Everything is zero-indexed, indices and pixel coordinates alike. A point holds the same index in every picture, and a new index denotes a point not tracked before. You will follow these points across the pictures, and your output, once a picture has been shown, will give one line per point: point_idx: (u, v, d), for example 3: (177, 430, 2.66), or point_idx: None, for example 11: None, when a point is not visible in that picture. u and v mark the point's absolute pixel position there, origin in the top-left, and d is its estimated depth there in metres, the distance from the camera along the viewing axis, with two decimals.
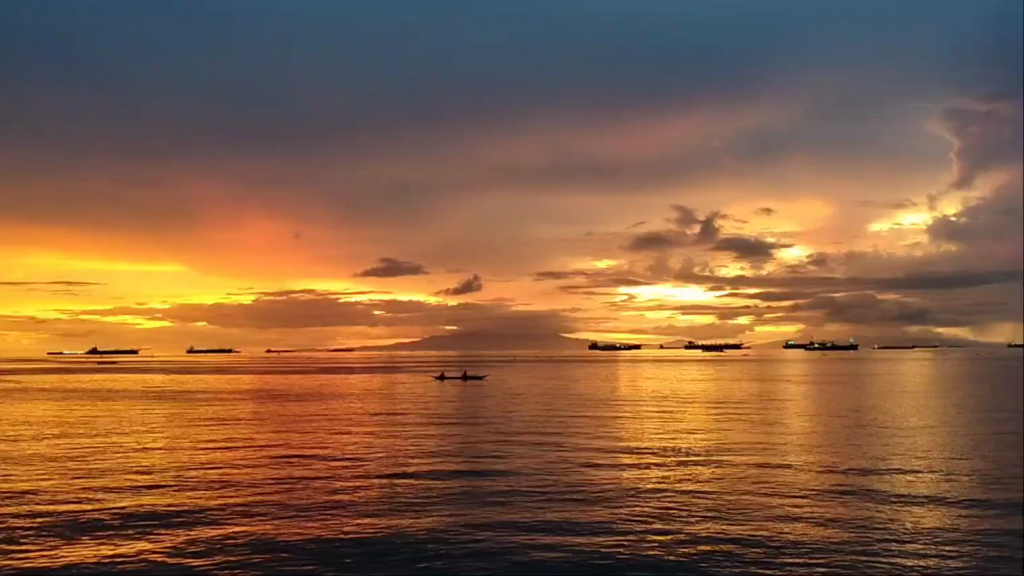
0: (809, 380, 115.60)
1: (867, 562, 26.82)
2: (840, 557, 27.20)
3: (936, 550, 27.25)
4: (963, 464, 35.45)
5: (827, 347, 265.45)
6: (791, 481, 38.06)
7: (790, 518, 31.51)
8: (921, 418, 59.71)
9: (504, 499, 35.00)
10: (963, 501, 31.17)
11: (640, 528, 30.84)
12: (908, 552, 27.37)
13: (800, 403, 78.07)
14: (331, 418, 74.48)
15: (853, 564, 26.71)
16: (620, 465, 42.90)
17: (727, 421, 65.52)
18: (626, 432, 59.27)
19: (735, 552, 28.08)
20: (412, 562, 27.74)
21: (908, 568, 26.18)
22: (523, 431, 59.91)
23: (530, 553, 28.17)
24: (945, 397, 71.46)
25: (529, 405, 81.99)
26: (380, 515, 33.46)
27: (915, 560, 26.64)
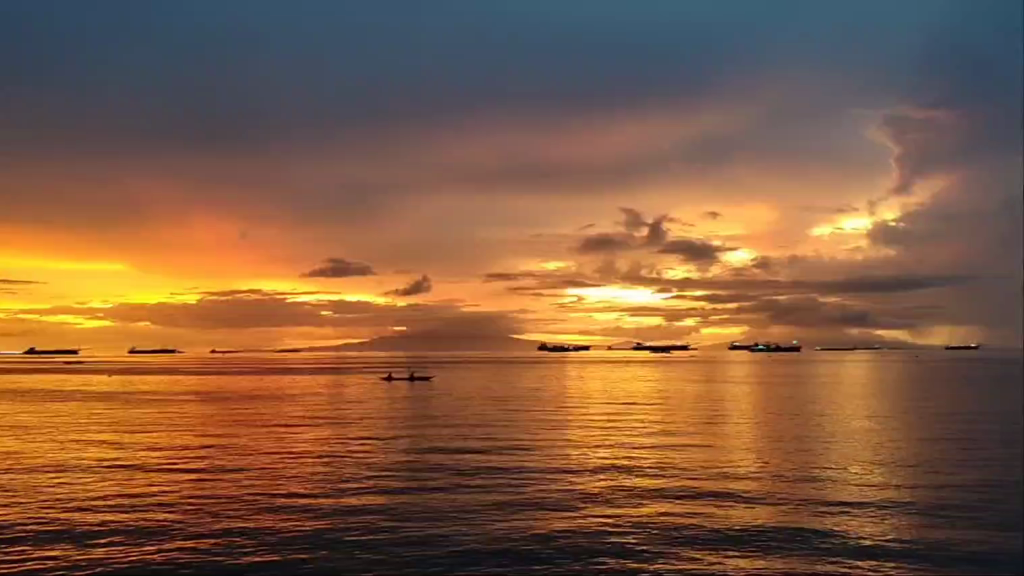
0: (753, 381, 118.93)
1: (822, 548, 28.30)
2: (799, 554, 27.83)
3: (884, 535, 29.03)
4: (904, 471, 37.54)
5: (770, 349, 272.38)
6: (740, 479, 39.29)
7: (740, 510, 33.02)
8: (857, 419, 62.41)
9: (462, 498, 35.48)
10: (904, 498, 33.11)
11: (594, 521, 32.06)
12: (861, 540, 28.69)
13: (742, 405, 80.49)
14: (277, 420, 73.91)
15: (806, 549, 28.25)
16: (569, 464, 43.77)
17: (671, 420, 67.34)
18: (574, 432, 60.46)
19: (686, 540, 29.51)
20: (371, 566, 27.32)
21: (861, 551, 27.68)
22: (471, 432, 60.83)
23: (485, 550, 28.67)
24: (880, 399, 74.76)
25: (477, 406, 82.54)
26: (331, 511, 33.97)
27: (869, 544, 28.27)
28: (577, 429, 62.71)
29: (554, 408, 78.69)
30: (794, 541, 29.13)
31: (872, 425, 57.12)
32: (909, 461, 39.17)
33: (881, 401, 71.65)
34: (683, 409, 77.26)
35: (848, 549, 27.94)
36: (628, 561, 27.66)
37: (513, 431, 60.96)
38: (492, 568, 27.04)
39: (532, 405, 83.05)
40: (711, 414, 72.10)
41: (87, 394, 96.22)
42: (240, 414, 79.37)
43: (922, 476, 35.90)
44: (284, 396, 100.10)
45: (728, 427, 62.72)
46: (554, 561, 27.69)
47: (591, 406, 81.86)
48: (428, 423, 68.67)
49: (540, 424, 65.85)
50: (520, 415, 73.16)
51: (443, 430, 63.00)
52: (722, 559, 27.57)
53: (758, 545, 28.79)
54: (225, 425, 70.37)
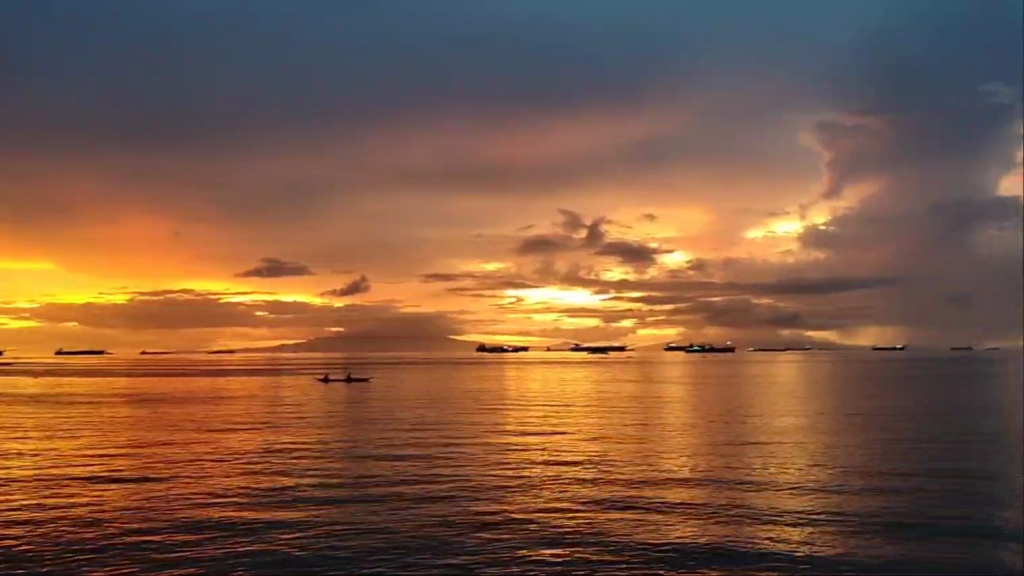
0: (689, 381, 120.99)
1: (754, 542, 28.99)
2: (732, 547, 28.58)
3: (814, 530, 29.88)
4: (833, 472, 38.60)
5: (705, 350, 277.07)
6: (676, 477, 39.98)
7: (675, 506, 33.62)
8: (789, 419, 64.00)
9: (399, 498, 35.44)
10: (833, 497, 34.10)
11: (532, 518, 32.33)
12: (792, 535, 29.47)
13: (677, 405, 81.85)
14: (211, 422, 73.00)
15: (739, 543, 28.94)
16: (508, 464, 44.02)
17: (608, 421, 68.10)
18: (513, 433, 60.74)
19: (622, 535, 29.96)
20: (312, 566, 27.25)
21: (792, 544, 28.46)
22: (409, 434, 60.64)
23: (424, 548, 28.73)
24: (810, 398, 76.81)
25: (415, 408, 82.29)
26: (267, 513, 33.61)
27: (800, 538, 29.05)
28: (515, 429, 63.02)
29: (492, 410, 79.05)
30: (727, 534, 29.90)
31: (804, 424, 58.64)
32: (838, 463, 40.32)
33: (810, 401, 73.67)
34: (620, 410, 78.21)
35: (779, 542, 28.72)
36: (566, 556, 27.97)
37: (451, 432, 60.96)
38: (432, 566, 27.15)
39: (470, 406, 83.17)
40: (647, 414, 73.17)
41: (10, 397, 93.42)
42: (172, 416, 78.06)
43: (849, 477, 37.11)
44: (217, 398, 98.32)
45: (664, 427, 63.71)
46: (493, 558, 27.88)
47: (529, 407, 82.45)
48: (365, 425, 68.23)
49: (479, 425, 65.98)
50: (459, 416, 73.17)
51: (381, 432, 62.68)
52: (657, 553, 28.08)
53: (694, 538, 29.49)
54: (156, 428, 68.90)
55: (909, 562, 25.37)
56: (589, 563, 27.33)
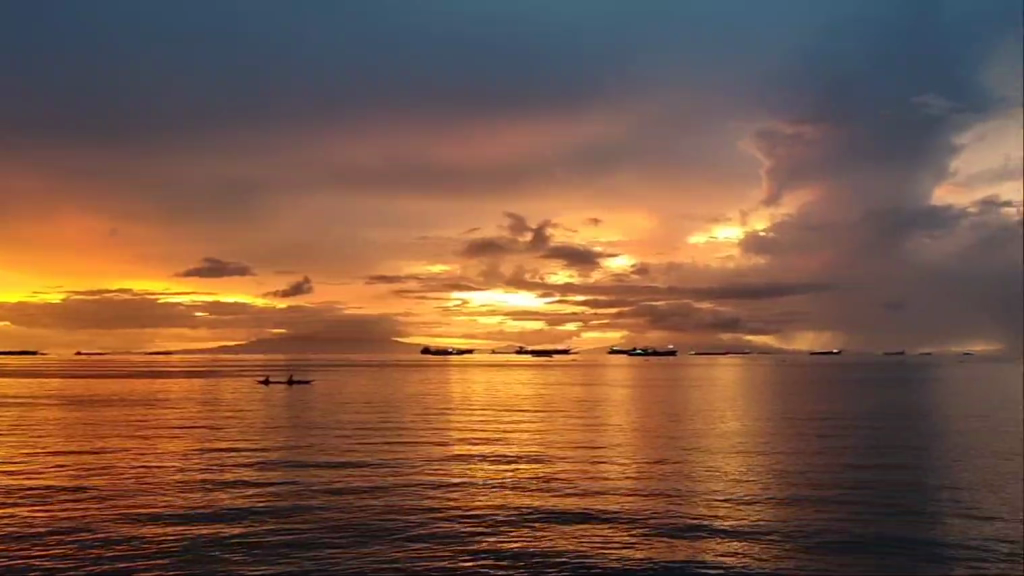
0: (632, 385, 122.50)
1: (690, 542, 29.65)
2: (679, 543, 29.47)
3: (746, 530, 30.69)
4: (768, 476, 39.58)
5: (649, 352, 280.09)
6: (615, 480, 40.61)
7: (614, 507, 34.19)
8: (727, 423, 65.24)
9: (339, 500, 35.37)
10: (767, 499, 35.00)
11: (473, 519, 32.61)
12: (725, 534, 30.25)
13: (620, 409, 82.81)
14: (150, 424, 71.93)
15: (675, 542, 29.56)
16: (449, 467, 44.16)
17: (551, 425, 68.62)
18: (456, 436, 60.84)
19: (561, 536, 30.36)
20: (267, 565, 27.31)
21: (724, 544, 29.19)
22: (351, 437, 60.33)
23: (364, 548, 28.81)
24: (748, 402, 78.42)
25: (357, 411, 81.82)
26: (205, 516, 33.28)
27: (732, 537, 29.86)
28: (457, 433, 63.10)
29: (437, 413, 79.28)
30: (674, 530, 30.77)
31: (741, 428, 59.90)
32: (773, 470, 41.30)
33: (749, 404, 75.59)
34: (563, 413, 78.87)
35: (712, 542, 29.45)
36: (506, 556, 28.32)
37: (393, 435, 60.86)
38: (388, 565, 27.45)
39: (413, 409, 83.01)
40: (590, 418, 73.95)
41: None
42: (109, 418, 76.65)
43: (789, 479, 38.40)
44: (154, 400, 96.51)
45: (606, 431, 64.43)
46: (434, 558, 28.12)
47: (473, 410, 82.98)
48: (306, 428, 67.65)
49: (422, 428, 65.86)
50: (401, 419, 72.97)
51: (322, 435, 62.24)
52: (598, 551, 28.57)
53: (642, 537, 30.30)
54: (89, 430, 67.30)
55: (837, 565, 26.25)
56: (542, 559, 27.95)
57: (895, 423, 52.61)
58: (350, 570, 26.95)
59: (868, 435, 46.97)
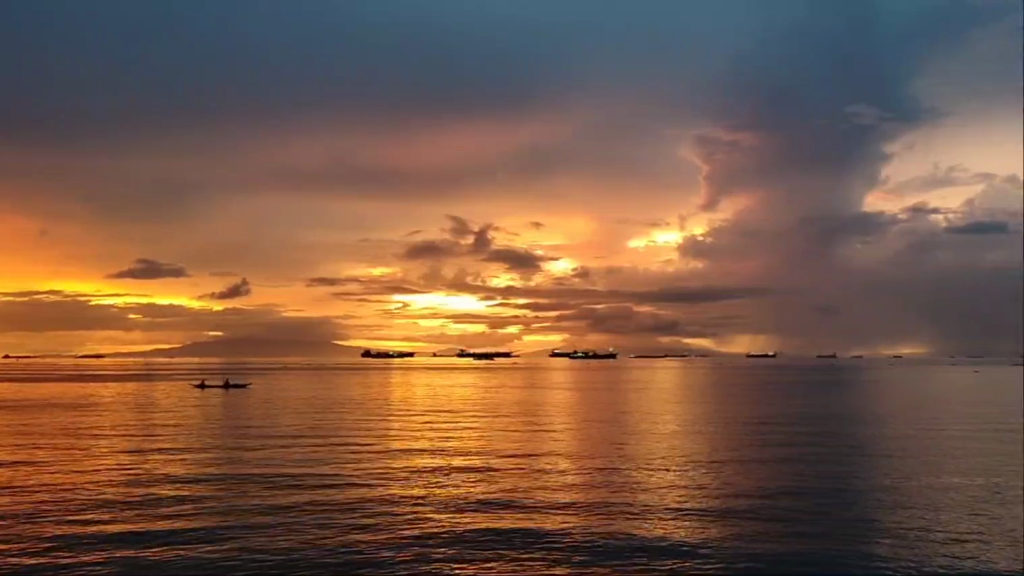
0: (573, 387, 123.60)
1: (629, 532, 30.26)
2: (617, 535, 29.98)
3: (683, 522, 31.45)
4: (704, 475, 40.48)
5: (588, 355, 282.59)
6: (556, 479, 41.08)
7: (554, 504, 34.65)
8: (665, 424, 66.48)
9: (280, 503, 35.16)
10: (703, 497, 35.82)
11: (416, 520, 32.75)
12: (664, 526, 30.93)
13: (560, 411, 83.68)
14: (84, 428, 70.36)
15: (615, 533, 30.16)
16: (390, 469, 44.16)
17: (492, 427, 69.04)
18: (397, 438, 60.78)
19: (503, 532, 30.68)
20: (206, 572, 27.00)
21: (663, 535, 29.87)
22: (291, 440, 59.77)
23: (307, 548, 28.77)
24: (685, 404, 79.95)
25: (295, 414, 81.02)
26: (142, 521, 32.79)
27: (670, 529, 30.55)
28: (398, 435, 63.08)
29: (377, 415, 78.97)
30: (620, 523, 31.22)
31: (678, 429, 61.04)
32: (710, 469, 42.25)
33: (686, 407, 77.03)
34: (504, 415, 79.29)
35: (651, 533, 30.10)
36: (449, 553, 28.58)
37: (334, 438, 60.53)
38: (332, 563, 27.50)
39: (353, 412, 82.58)
40: (530, 420, 74.56)
41: None
42: (39, 423, 74.59)
43: (723, 479, 39.24)
44: (85, 404, 94.12)
45: (547, 433, 65.06)
46: (377, 556, 28.23)
47: (413, 413, 82.86)
48: (244, 431, 66.79)
49: (362, 431, 65.57)
50: (340, 422, 72.55)
51: (261, 438, 61.53)
52: (540, 545, 28.99)
53: (582, 529, 30.83)
54: (17, 436, 65.38)
55: (771, 558, 27.08)
56: (485, 555, 28.18)
57: (827, 425, 54.20)
58: (292, 569, 26.93)
59: (801, 438, 48.31)
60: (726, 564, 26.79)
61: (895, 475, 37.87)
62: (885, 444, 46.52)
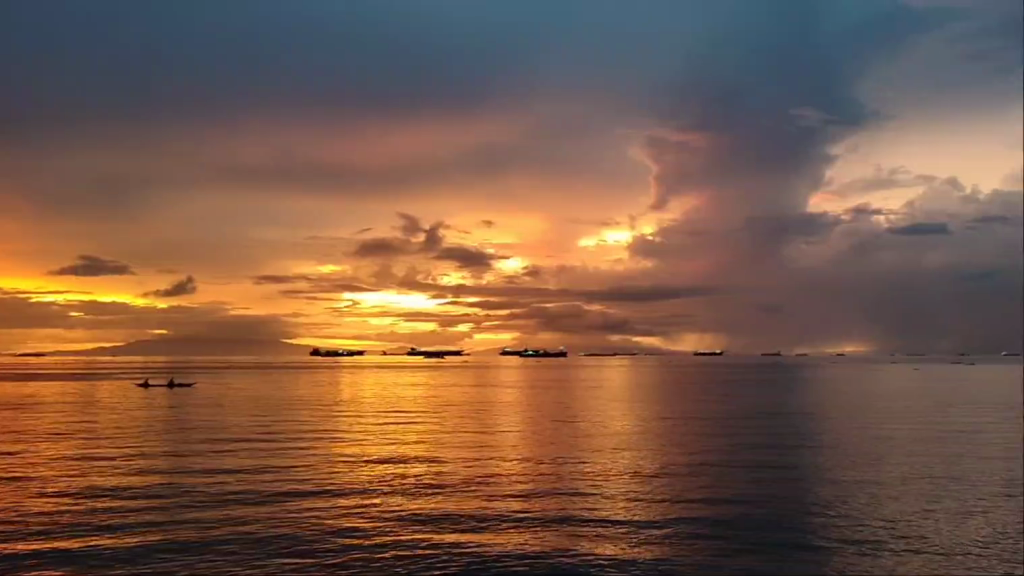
0: (525, 386, 123.91)
1: (579, 528, 30.56)
2: (567, 531, 30.23)
3: (632, 517, 31.83)
4: (653, 471, 40.93)
5: (539, 355, 283.95)
6: (506, 477, 41.18)
7: (504, 503, 34.78)
8: (614, 423, 67.00)
9: (228, 503, 34.78)
10: (651, 492, 36.28)
11: (366, 519, 32.62)
12: (613, 521, 31.29)
13: (510, 410, 83.90)
14: (22, 429, 68.62)
15: (566, 530, 30.44)
16: (339, 469, 43.88)
17: (442, 426, 68.94)
18: (345, 438, 60.43)
19: (453, 530, 30.73)
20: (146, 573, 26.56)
21: (612, 530, 30.19)
22: (237, 441, 59.04)
23: (255, 548, 28.55)
24: (634, 403, 80.69)
25: (242, 414, 80.01)
26: (84, 523, 32.19)
27: (619, 524, 30.91)
28: (346, 435, 62.66)
29: (326, 416, 78.20)
30: (570, 520, 31.52)
31: (627, 428, 61.61)
32: (658, 466, 42.74)
33: (636, 406, 77.76)
34: (454, 414, 79.25)
35: (603, 528, 30.49)
36: (401, 551, 28.57)
37: (281, 439, 59.92)
38: (281, 561, 27.32)
39: (301, 412, 81.85)
40: (481, 419, 74.61)
41: None
42: None
43: (671, 475, 39.75)
44: (24, 404, 91.80)
45: (497, 432, 65.17)
46: (326, 554, 28.09)
47: (363, 412, 82.36)
48: (189, 432, 65.76)
49: (310, 431, 65.00)
50: (288, 422, 71.83)
51: (206, 439, 60.67)
52: (490, 542, 29.11)
53: (532, 526, 31.01)
54: None
55: (716, 552, 27.55)
56: (429, 557, 27.89)
57: (773, 424, 55.17)
58: (241, 568, 26.72)
59: (748, 438, 49.05)
60: (670, 560, 26.84)
61: (840, 474, 38.22)
62: (832, 443, 46.97)
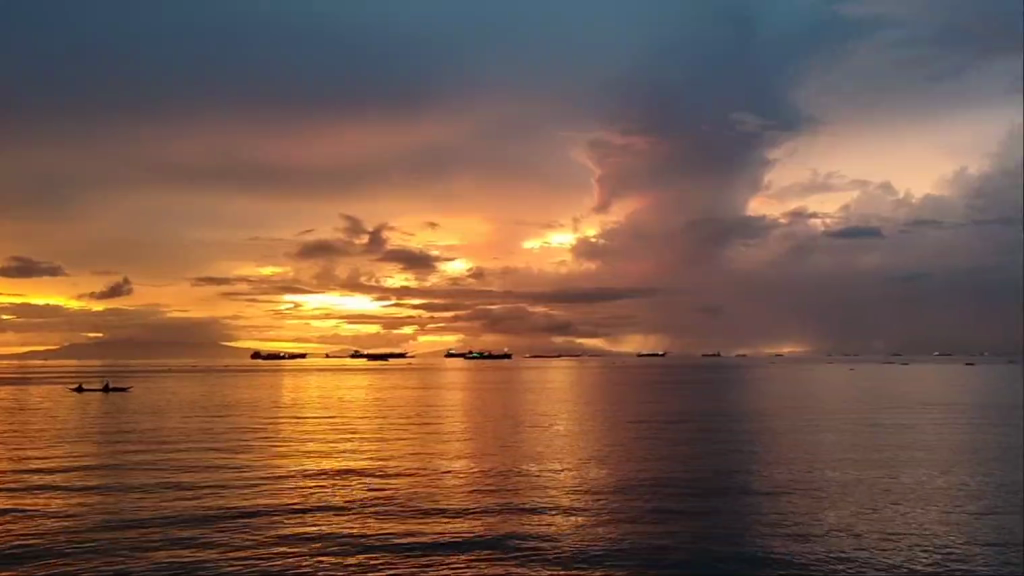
0: (469, 389, 124.18)
1: (519, 527, 31.14)
2: (507, 530, 30.79)
3: (571, 517, 32.51)
4: (593, 472, 41.71)
5: (484, 357, 283.94)
6: (449, 479, 41.58)
7: (446, 505, 35.20)
8: (556, 426, 67.92)
9: (168, 507, 34.64)
10: (590, 492, 37.02)
11: (309, 522, 32.79)
12: (553, 521, 31.93)
13: (454, 413, 84.22)
14: None
15: (506, 529, 30.97)
16: (280, 473, 43.81)
17: (386, 429, 68.99)
18: (287, 442, 60.21)
19: (396, 532, 31.08)
20: None
21: (552, 530, 30.78)
22: (178, 445, 58.49)
23: (195, 550, 28.62)
24: (577, 406, 81.59)
25: (183, 419, 79.02)
26: (20, 528, 31.84)
27: (558, 523, 31.56)
28: (288, 439, 62.42)
29: (269, 420, 77.20)
30: (511, 520, 32.04)
31: (570, 431, 62.43)
32: (598, 466, 43.57)
33: (579, 408, 78.68)
34: (398, 418, 79.32)
35: (542, 526, 31.11)
36: (343, 553, 28.87)
37: (222, 443, 59.46)
38: (222, 562, 27.43)
39: (243, 416, 81.07)
40: (425, 423, 74.86)
41: None
42: None
43: (611, 476, 40.54)
44: None
45: (440, 435, 65.56)
46: (268, 556, 28.24)
47: (306, 416, 81.94)
48: (127, 437, 64.81)
49: (252, 435, 64.55)
50: (229, 427, 71.19)
51: (146, 444, 59.95)
52: (433, 543, 29.55)
53: (473, 526, 31.50)
54: None
55: (651, 547, 28.48)
56: (375, 564, 27.56)
57: (713, 425, 56.42)
58: (182, 570, 26.75)
59: (688, 440, 50.16)
60: (617, 563, 26.92)
61: (782, 476, 38.78)
62: (771, 444, 47.99)
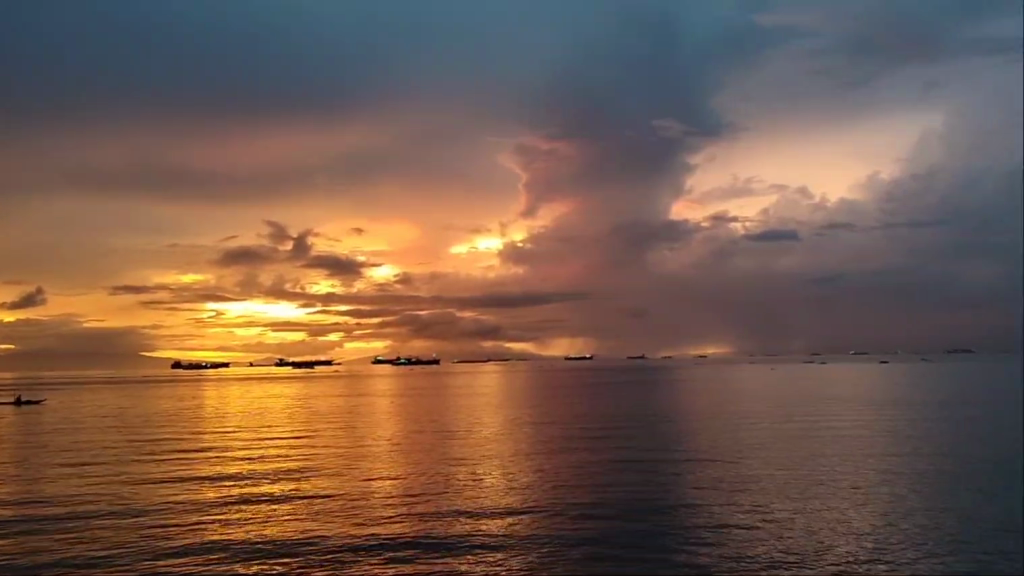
0: (399, 395, 124.19)
1: (453, 527, 31.72)
2: (441, 530, 31.36)
3: (504, 516, 33.25)
4: (524, 474, 42.58)
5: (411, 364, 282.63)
6: (382, 484, 41.91)
7: (379, 508, 35.59)
8: (484, 429, 68.80)
9: (97, 521, 34.17)
10: (521, 492, 37.82)
11: (243, 529, 32.81)
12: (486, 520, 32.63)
13: (383, 420, 84.28)
14: None
15: (440, 529, 31.57)
16: (211, 483, 43.51)
17: (315, 438, 68.83)
18: (216, 453, 59.56)
19: (332, 535, 31.37)
20: None
21: (485, 528, 31.48)
22: (101, 458, 57.41)
23: (127, 561, 28.42)
24: (505, 410, 82.65)
25: (105, 431, 77.33)
26: None
27: (491, 522, 32.26)
28: (215, 451, 61.78)
29: (195, 432, 75.76)
30: (445, 521, 32.58)
31: (499, 434, 63.31)
32: (528, 468, 44.43)
33: (509, 412, 79.73)
34: (328, 426, 79.01)
35: (476, 525, 31.78)
36: (279, 557, 29.01)
37: (148, 456, 58.58)
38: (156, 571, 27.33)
39: (168, 428, 79.64)
40: (355, 431, 74.90)
41: None
42: None
43: (540, 476, 41.43)
44: None
45: (370, 442, 65.77)
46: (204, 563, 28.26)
47: (234, 427, 80.97)
48: (48, 452, 63.21)
49: (178, 447, 63.72)
50: (155, 439, 70.02)
51: (68, 458, 58.68)
52: (368, 544, 29.89)
53: (407, 527, 31.98)
54: None
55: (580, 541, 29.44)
56: (331, 568, 27.57)
57: (639, 426, 57.98)
58: None
59: (614, 440, 51.51)
60: (568, 561, 27.41)
61: (705, 472, 40.21)
62: (695, 442, 49.65)
